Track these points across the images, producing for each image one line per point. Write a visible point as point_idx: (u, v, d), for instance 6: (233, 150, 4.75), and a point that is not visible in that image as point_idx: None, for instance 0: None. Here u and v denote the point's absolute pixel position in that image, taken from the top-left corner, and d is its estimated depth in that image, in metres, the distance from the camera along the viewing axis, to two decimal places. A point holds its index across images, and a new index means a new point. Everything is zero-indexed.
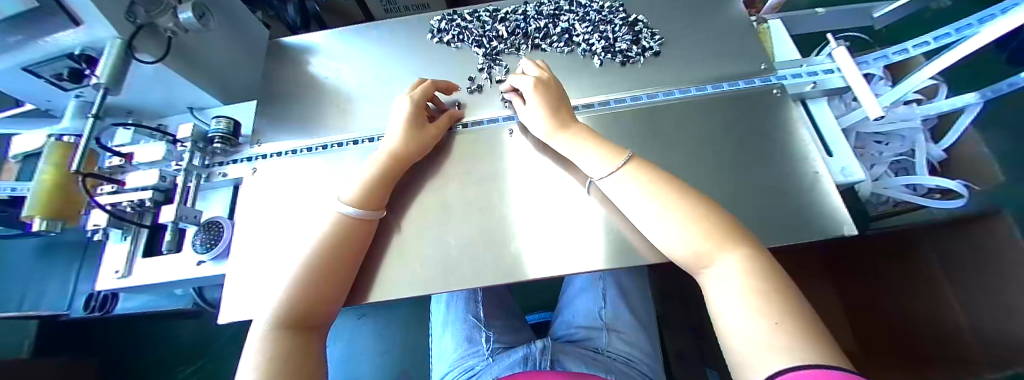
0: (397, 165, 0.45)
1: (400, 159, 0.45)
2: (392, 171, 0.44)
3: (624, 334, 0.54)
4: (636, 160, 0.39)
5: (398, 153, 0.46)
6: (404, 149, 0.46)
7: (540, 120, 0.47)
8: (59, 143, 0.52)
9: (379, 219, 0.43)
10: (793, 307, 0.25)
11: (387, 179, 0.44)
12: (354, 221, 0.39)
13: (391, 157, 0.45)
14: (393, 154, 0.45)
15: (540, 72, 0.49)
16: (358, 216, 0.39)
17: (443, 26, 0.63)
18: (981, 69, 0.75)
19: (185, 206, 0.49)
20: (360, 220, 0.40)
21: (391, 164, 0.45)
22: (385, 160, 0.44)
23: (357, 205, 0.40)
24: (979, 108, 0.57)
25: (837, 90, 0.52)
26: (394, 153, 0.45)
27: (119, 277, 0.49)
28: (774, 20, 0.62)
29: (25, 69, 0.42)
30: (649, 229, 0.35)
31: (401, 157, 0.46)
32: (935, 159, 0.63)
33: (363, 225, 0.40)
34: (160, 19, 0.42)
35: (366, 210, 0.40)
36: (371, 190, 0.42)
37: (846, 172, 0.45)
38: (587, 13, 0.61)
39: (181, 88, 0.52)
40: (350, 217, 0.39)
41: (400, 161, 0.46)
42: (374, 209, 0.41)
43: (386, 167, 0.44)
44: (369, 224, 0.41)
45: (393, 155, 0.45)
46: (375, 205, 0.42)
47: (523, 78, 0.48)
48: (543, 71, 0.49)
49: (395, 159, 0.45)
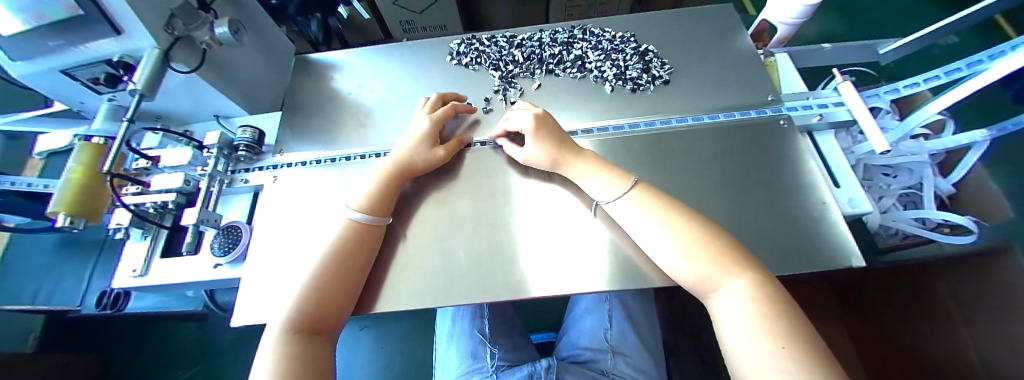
0: (403, 176, 0.47)
1: (405, 166, 0.48)
2: (398, 181, 0.46)
3: (630, 358, 0.53)
4: (642, 185, 0.40)
5: (406, 162, 0.48)
6: (412, 159, 0.48)
7: (542, 151, 0.48)
8: (88, 144, 0.56)
9: (385, 225, 0.44)
10: (803, 333, 0.25)
11: (393, 185, 0.46)
12: (364, 227, 0.41)
13: (396, 165, 0.47)
14: (398, 162, 0.47)
15: (535, 109, 0.51)
16: (364, 221, 0.41)
17: (462, 49, 0.66)
18: (986, 106, 0.77)
19: (206, 210, 0.50)
20: (367, 226, 0.41)
21: (397, 172, 0.47)
22: (392, 168, 0.46)
23: (366, 211, 0.42)
24: (987, 145, 0.58)
25: (844, 122, 0.53)
26: (401, 160, 0.47)
27: (136, 276, 0.50)
28: (781, 54, 0.64)
29: (63, 72, 0.45)
30: (655, 253, 0.36)
31: (407, 167, 0.48)
32: (943, 192, 0.63)
33: (373, 231, 0.42)
34: (197, 32, 0.45)
35: (374, 217, 0.42)
36: (380, 198, 0.44)
37: (853, 203, 0.46)
38: (599, 42, 0.63)
39: (209, 97, 0.54)
40: (358, 222, 0.41)
41: (404, 169, 0.47)
42: (381, 216, 0.43)
43: (390, 175, 0.46)
44: (377, 230, 0.43)
45: (396, 164, 0.47)
46: (383, 212, 0.44)
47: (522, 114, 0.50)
48: (538, 108, 0.51)
49: (398, 170, 0.47)
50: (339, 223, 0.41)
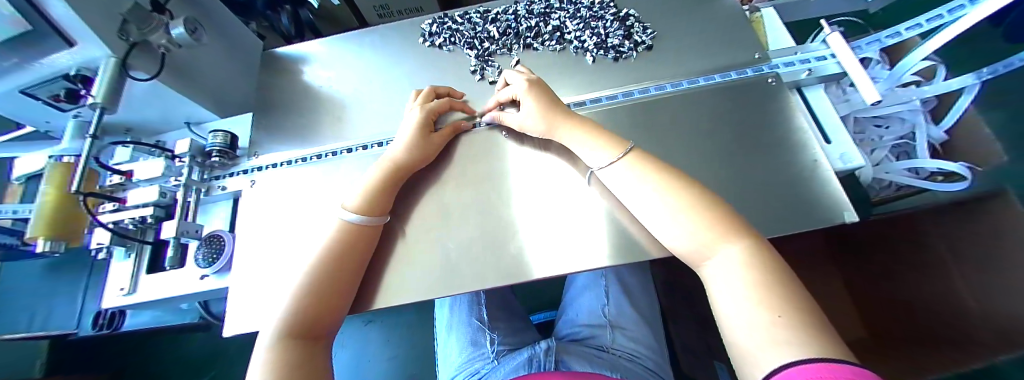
0: (399, 174, 0.45)
1: (403, 166, 0.46)
2: (395, 177, 0.45)
3: (628, 331, 0.53)
4: (636, 151, 0.39)
5: (404, 162, 0.46)
6: (408, 160, 0.46)
7: (534, 115, 0.47)
8: (59, 163, 0.52)
9: (383, 224, 0.43)
10: (799, 301, 0.24)
11: (390, 183, 0.44)
12: (359, 229, 0.39)
13: (392, 164, 0.45)
14: (397, 161, 0.45)
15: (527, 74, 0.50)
16: (361, 223, 0.40)
17: (435, 29, 0.63)
18: (971, 48, 0.76)
19: (185, 221, 0.49)
20: (362, 228, 0.40)
21: (395, 173, 0.45)
22: (389, 167, 0.45)
23: (361, 212, 0.40)
24: (978, 87, 0.58)
25: (834, 76, 0.51)
26: (397, 161, 0.45)
27: (124, 295, 0.49)
28: (767, 9, 0.61)
29: (22, 92, 0.42)
30: (652, 223, 0.35)
31: (403, 168, 0.46)
32: (936, 140, 0.62)
33: (368, 232, 0.40)
34: (152, 37, 0.42)
35: (370, 217, 0.40)
36: (373, 195, 0.42)
37: (846, 158, 0.45)
38: (578, 10, 0.60)
39: (177, 104, 0.52)
40: (353, 223, 0.39)
41: (403, 169, 0.46)
42: (376, 215, 0.41)
43: (387, 175, 0.44)
44: (373, 232, 0.41)
45: (393, 163, 0.45)
46: (379, 210, 0.42)
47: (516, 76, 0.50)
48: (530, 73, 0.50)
49: (396, 168, 0.45)
50: (332, 224, 0.39)
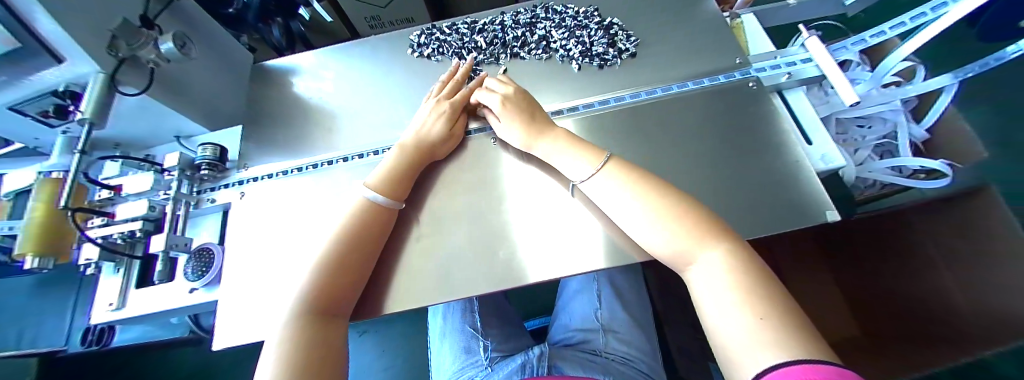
0: (420, 160, 0.48)
1: (424, 151, 0.48)
2: (416, 164, 0.47)
3: (620, 334, 0.54)
4: (615, 160, 0.40)
5: (424, 149, 0.49)
6: (428, 145, 0.49)
7: (515, 131, 0.48)
8: (47, 179, 0.50)
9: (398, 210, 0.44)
10: (780, 303, 0.25)
11: (411, 168, 0.46)
12: (371, 221, 0.40)
13: (415, 149, 0.48)
14: (419, 149, 0.48)
15: (506, 87, 0.51)
16: (381, 203, 0.41)
17: (423, 40, 0.64)
18: (949, 48, 0.78)
19: (174, 234, 0.49)
20: (382, 208, 0.41)
21: (416, 159, 0.47)
22: (412, 154, 0.47)
23: (383, 193, 0.42)
24: (956, 87, 0.58)
25: (813, 79, 0.52)
26: (419, 146, 0.48)
27: (113, 310, 0.49)
28: (747, 15, 0.63)
29: (11, 109, 0.42)
30: (633, 230, 0.36)
31: (424, 154, 0.48)
32: (917, 139, 0.63)
33: (385, 215, 0.42)
34: (142, 52, 0.42)
35: (390, 199, 0.42)
36: (395, 179, 0.44)
37: (826, 159, 0.46)
38: (563, 19, 0.62)
39: (166, 117, 0.52)
40: (373, 203, 0.41)
41: (423, 154, 0.48)
42: (395, 199, 0.43)
43: (410, 159, 0.47)
44: (389, 215, 0.43)
45: (416, 149, 0.48)
46: (398, 195, 0.44)
47: (490, 96, 0.50)
48: (509, 86, 0.50)
49: (417, 153, 0.48)
50: (353, 202, 0.41)
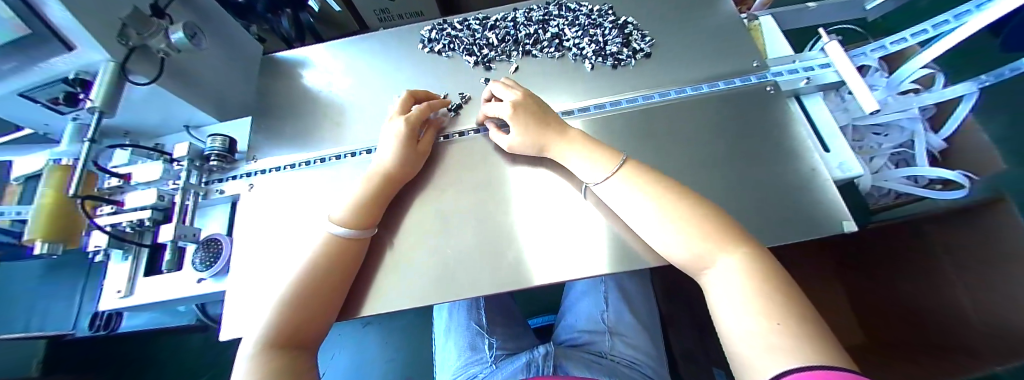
0: (389, 185, 0.45)
1: (393, 177, 0.46)
2: (385, 190, 0.44)
3: (626, 337, 0.53)
4: (631, 162, 0.39)
5: (393, 172, 0.46)
6: (399, 169, 0.46)
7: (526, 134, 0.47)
8: (58, 166, 0.52)
9: (370, 236, 0.42)
10: (798, 308, 0.24)
11: (378, 197, 0.43)
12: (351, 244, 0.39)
13: (383, 177, 0.45)
14: (386, 173, 0.45)
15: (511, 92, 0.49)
16: (347, 236, 0.39)
17: (434, 35, 0.63)
18: (971, 56, 0.76)
19: (183, 225, 0.49)
20: (350, 241, 0.39)
21: (384, 185, 0.44)
22: (378, 179, 0.44)
23: (348, 225, 0.40)
24: (976, 96, 0.57)
25: (832, 84, 0.51)
26: (386, 172, 0.45)
27: (121, 297, 0.49)
28: (765, 17, 0.62)
29: (21, 95, 0.42)
30: (647, 232, 0.35)
31: (394, 177, 0.46)
32: (935, 148, 0.62)
33: (357, 244, 0.40)
34: (152, 41, 0.42)
35: (357, 230, 0.40)
36: (361, 209, 0.41)
37: (844, 167, 0.45)
38: (576, 17, 0.61)
39: (175, 107, 0.52)
40: (340, 238, 0.39)
41: (393, 180, 0.46)
42: (364, 228, 0.41)
43: (375, 187, 0.44)
44: (361, 243, 0.41)
45: (383, 175, 0.45)
46: (365, 223, 0.41)
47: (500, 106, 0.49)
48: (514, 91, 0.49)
49: (386, 179, 0.45)
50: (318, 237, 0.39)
